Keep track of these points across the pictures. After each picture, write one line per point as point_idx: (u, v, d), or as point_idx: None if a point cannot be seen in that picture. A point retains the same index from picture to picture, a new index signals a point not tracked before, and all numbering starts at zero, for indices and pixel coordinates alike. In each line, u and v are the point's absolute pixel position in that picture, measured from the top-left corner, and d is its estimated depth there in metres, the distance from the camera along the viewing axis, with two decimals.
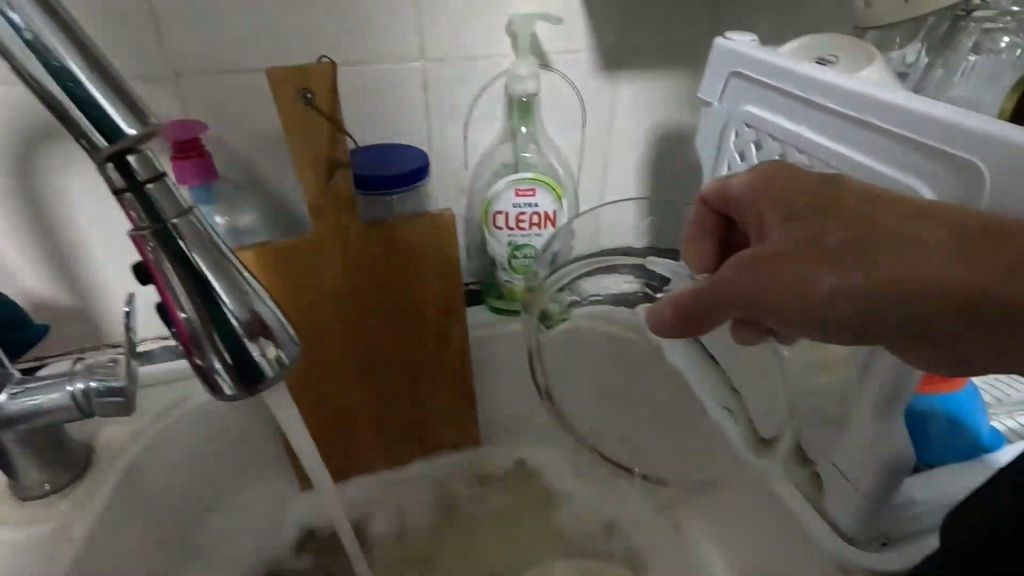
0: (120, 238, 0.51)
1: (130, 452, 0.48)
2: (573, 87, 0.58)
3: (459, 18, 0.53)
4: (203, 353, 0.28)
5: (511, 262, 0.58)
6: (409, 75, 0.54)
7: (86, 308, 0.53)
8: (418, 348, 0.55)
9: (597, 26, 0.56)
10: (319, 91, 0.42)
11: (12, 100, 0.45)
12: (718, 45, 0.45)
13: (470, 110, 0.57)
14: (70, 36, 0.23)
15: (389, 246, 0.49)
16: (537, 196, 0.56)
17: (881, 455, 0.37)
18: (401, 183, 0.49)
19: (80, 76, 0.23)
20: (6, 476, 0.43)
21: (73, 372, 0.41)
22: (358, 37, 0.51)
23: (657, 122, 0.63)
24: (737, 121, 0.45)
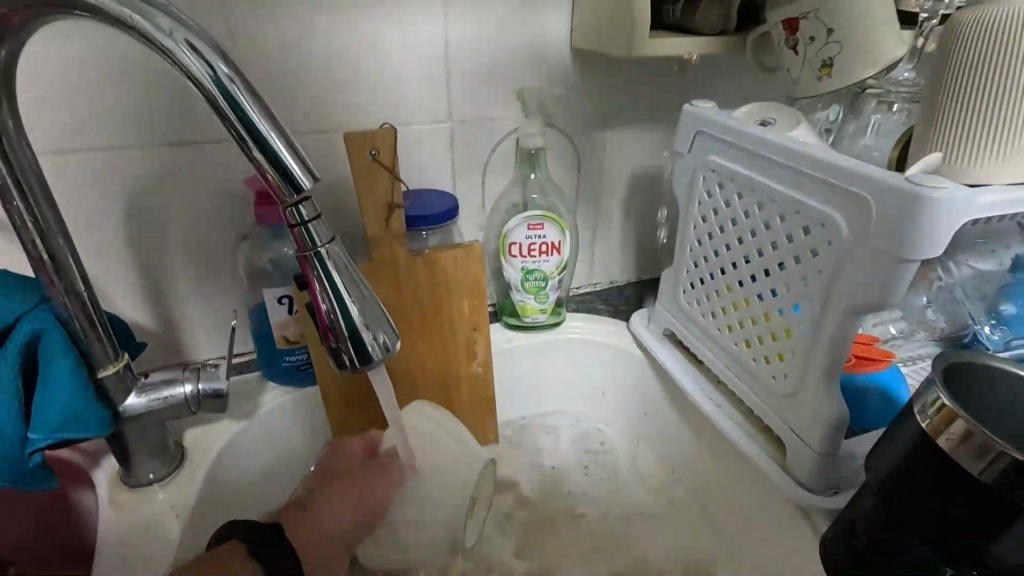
0: (203, 270, 0.61)
1: (215, 449, 0.57)
2: (570, 140, 0.72)
3: (481, 88, 0.65)
4: (337, 341, 0.38)
5: (524, 284, 0.70)
6: (439, 133, 0.66)
7: (168, 330, 0.63)
8: (451, 358, 0.65)
9: (589, 93, 0.70)
10: (383, 150, 0.54)
11: (128, 159, 0.55)
12: (687, 110, 0.59)
13: (488, 160, 0.69)
14: (273, 122, 0.34)
15: (430, 271, 0.60)
16: (546, 230, 0.67)
17: (826, 417, 0.48)
18: (435, 223, 0.60)
19: (280, 147, 0.34)
20: (121, 466, 0.51)
21: (182, 377, 0.50)
22: (401, 104, 0.63)
23: (638, 167, 0.76)
24: (703, 168, 0.58)
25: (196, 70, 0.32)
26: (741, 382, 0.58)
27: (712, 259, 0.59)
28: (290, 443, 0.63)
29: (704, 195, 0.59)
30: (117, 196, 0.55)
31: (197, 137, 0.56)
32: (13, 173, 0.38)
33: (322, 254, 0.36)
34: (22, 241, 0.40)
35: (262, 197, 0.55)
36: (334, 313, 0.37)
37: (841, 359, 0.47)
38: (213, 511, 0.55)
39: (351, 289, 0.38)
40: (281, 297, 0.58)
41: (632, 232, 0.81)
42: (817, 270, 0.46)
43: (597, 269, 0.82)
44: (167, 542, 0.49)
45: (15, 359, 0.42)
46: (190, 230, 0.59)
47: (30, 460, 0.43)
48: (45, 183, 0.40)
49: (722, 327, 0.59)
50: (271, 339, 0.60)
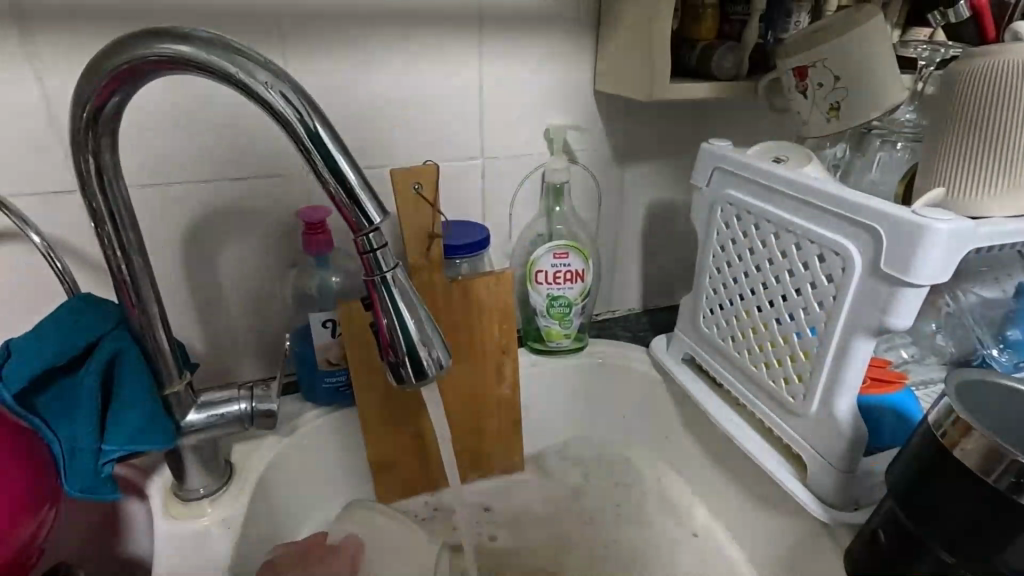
0: (252, 296, 0.65)
1: (261, 465, 0.59)
2: (593, 174, 0.76)
3: (511, 127, 0.70)
4: (397, 356, 0.42)
5: (549, 310, 0.73)
6: (471, 170, 0.71)
7: (217, 352, 0.66)
8: (482, 381, 0.69)
9: (610, 132, 0.75)
10: (426, 185, 0.59)
11: (189, 191, 0.59)
12: (705, 147, 0.63)
13: (515, 194, 0.74)
14: (347, 156, 0.38)
15: (465, 297, 0.64)
16: (570, 258, 0.71)
17: (844, 434, 0.51)
18: (469, 251, 0.64)
19: (352, 178, 0.38)
20: (176, 479, 0.54)
21: (238, 396, 0.53)
22: (438, 143, 0.68)
23: (655, 200, 0.81)
24: (721, 200, 0.62)
25: (288, 116, 0.36)
26: (761, 402, 0.60)
27: (730, 286, 0.62)
28: (328, 460, 0.66)
29: (722, 226, 0.63)
30: (181, 227, 0.60)
31: (254, 174, 0.61)
32: (109, 207, 0.42)
33: (388, 278, 0.41)
34: (110, 266, 0.44)
35: (310, 226, 0.59)
36: (396, 331, 0.42)
37: (857, 379, 0.50)
38: (260, 525, 0.58)
39: (411, 312, 0.42)
40: (325, 321, 0.61)
41: (650, 261, 0.85)
42: (832, 294, 0.50)
43: (616, 297, 0.86)
44: (221, 552, 0.52)
45: (96, 373, 0.45)
46: (243, 258, 0.64)
47: (103, 469, 0.46)
48: (135, 220, 0.44)
49: (741, 350, 0.62)
50: (313, 361, 0.64)
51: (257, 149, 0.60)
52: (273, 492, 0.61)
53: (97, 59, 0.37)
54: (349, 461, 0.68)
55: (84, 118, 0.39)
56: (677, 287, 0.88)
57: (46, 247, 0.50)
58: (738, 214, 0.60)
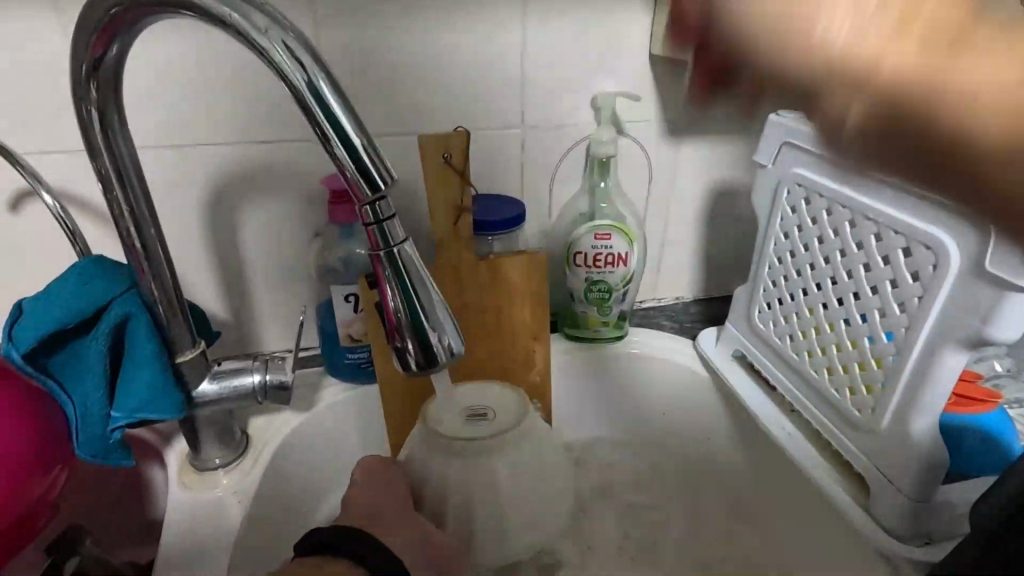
0: (279, 265, 0.63)
1: (277, 439, 0.58)
2: (643, 148, 0.69)
3: (555, 93, 0.64)
4: (403, 339, 0.39)
5: (588, 294, 0.68)
6: (509, 139, 0.65)
7: (242, 320, 0.65)
8: (511, 367, 0.65)
9: (665, 101, 0.67)
10: (456, 153, 0.54)
11: (212, 154, 0.57)
12: (773, 119, 0.55)
13: (557, 168, 0.69)
14: (353, 116, 0.34)
15: (495, 277, 0.60)
16: (613, 240, 0.65)
17: (918, 458, 0.44)
18: (501, 228, 0.60)
19: (357, 141, 0.34)
20: (192, 448, 0.53)
21: (252, 368, 0.51)
22: (474, 109, 0.63)
23: (711, 178, 0.73)
24: (788, 181, 0.54)
25: (289, 69, 0.33)
26: (820, 413, 0.53)
27: (793, 279, 0.55)
28: (349, 437, 0.64)
29: (788, 210, 0.55)
30: (205, 191, 0.58)
31: (279, 137, 0.58)
32: (115, 164, 0.40)
33: (395, 253, 0.37)
34: (119, 228, 0.42)
35: (335, 195, 0.56)
36: (402, 313, 0.38)
37: (941, 396, 0.43)
38: (274, 499, 0.56)
39: (421, 292, 0.38)
40: (348, 294, 0.59)
41: (701, 245, 0.78)
42: (918, 295, 0.42)
43: (661, 283, 0.79)
44: (229, 527, 0.51)
45: (104, 338, 0.44)
46: (267, 225, 0.61)
47: (109, 437, 0.45)
48: (145, 181, 0.42)
49: (800, 351, 0.55)
50: (335, 335, 0.61)
51: (282, 112, 0.57)
52: (289, 466, 0.59)
53: (93, 2, 0.34)
54: (370, 440, 0.66)
55: (83, 69, 0.36)
56: (730, 276, 0.81)
57: (58, 209, 0.48)
58: (808, 197, 0.52)
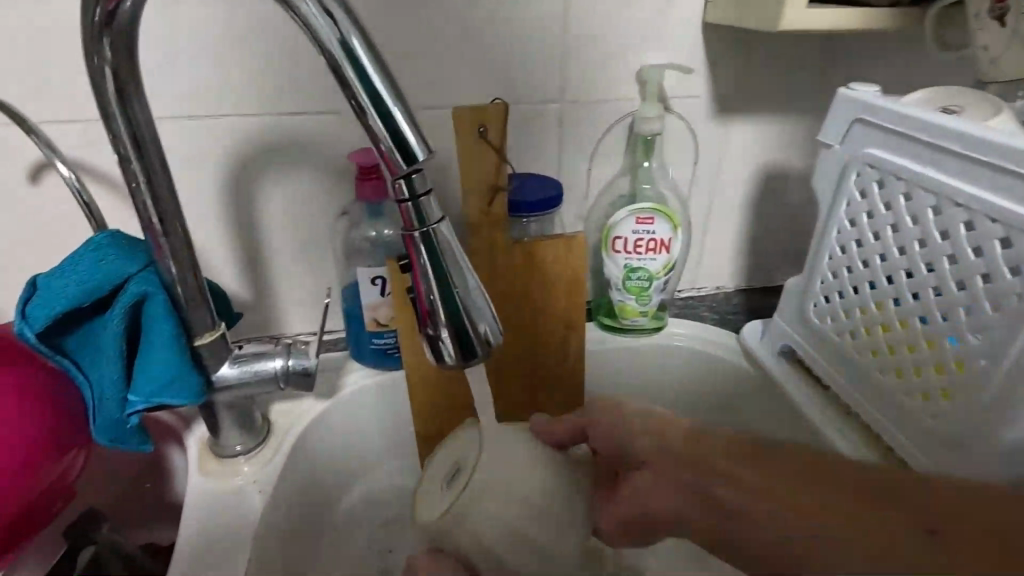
0: (303, 245, 0.61)
1: (299, 427, 0.56)
2: (690, 127, 0.65)
3: (598, 65, 0.60)
4: (437, 327, 0.36)
5: (625, 282, 0.64)
6: (548, 115, 0.61)
7: (264, 301, 0.63)
8: (543, 357, 0.61)
9: (717, 75, 0.62)
10: (492, 127, 0.51)
11: (236, 126, 0.54)
12: (842, 94, 0.49)
13: (597, 147, 0.64)
14: (389, 80, 0.31)
15: (530, 262, 0.56)
16: (656, 224, 0.61)
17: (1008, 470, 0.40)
18: (537, 209, 0.56)
19: (392, 108, 0.31)
20: (212, 434, 0.51)
21: (274, 353, 0.49)
22: (512, 81, 0.59)
23: (762, 161, 0.68)
24: (858, 162, 0.49)
25: (321, 26, 0.30)
26: (883, 417, 0.50)
27: (859, 270, 0.50)
28: (372, 425, 0.62)
29: (856, 195, 0.50)
30: (228, 165, 0.55)
31: (305, 108, 0.55)
32: (131, 131, 0.37)
33: (431, 234, 0.34)
34: (134, 200, 0.40)
35: (363, 171, 0.52)
36: (436, 297, 0.35)
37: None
38: (295, 487, 0.54)
39: (457, 277, 0.35)
40: (374, 277, 0.55)
41: (747, 232, 0.73)
42: (1016, 291, 0.37)
43: (702, 271, 0.75)
44: (250, 517, 0.48)
45: (121, 317, 0.42)
46: (292, 202, 0.59)
47: (127, 421, 0.43)
48: (163, 152, 0.39)
49: (864, 350, 0.51)
50: (361, 319, 0.58)
51: (310, 82, 0.54)
52: (311, 454, 0.57)
53: None
54: (395, 429, 0.63)
55: (96, 20, 0.33)
56: (776, 265, 0.76)
57: (73, 180, 0.45)
58: (882, 180, 0.47)
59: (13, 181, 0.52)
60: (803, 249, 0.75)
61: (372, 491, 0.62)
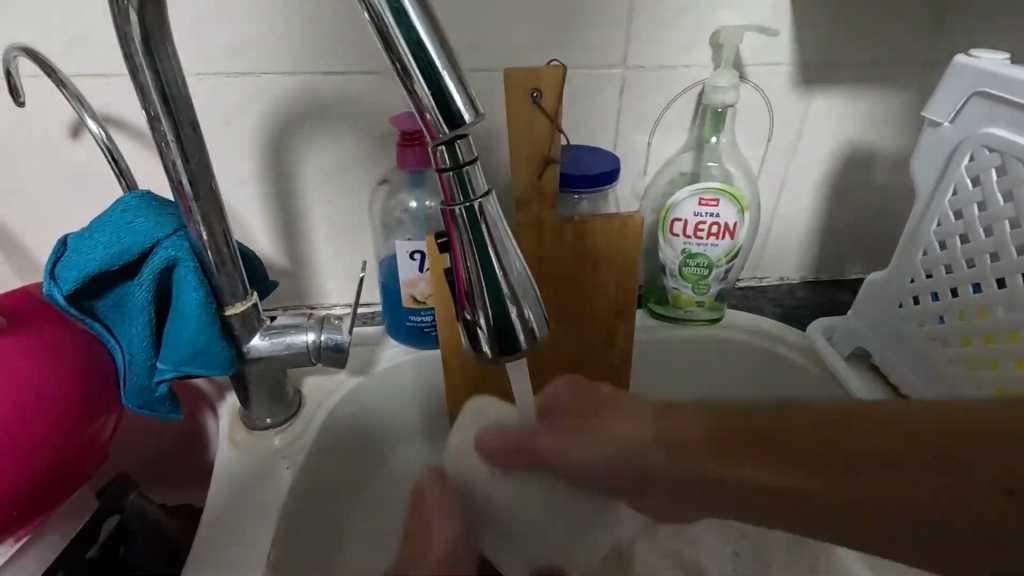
0: (342, 214, 0.58)
1: (330, 402, 0.54)
2: (766, 99, 0.58)
3: (667, 26, 0.54)
4: (475, 311, 0.33)
5: (681, 269, 0.58)
6: (607, 82, 0.56)
7: (300, 270, 0.61)
8: (588, 344, 0.57)
9: (803, 40, 0.55)
10: (547, 92, 0.46)
11: (275, 84, 0.51)
12: (960, 61, 0.42)
13: (659, 119, 0.58)
14: (435, 29, 0.27)
15: (580, 242, 0.52)
16: (720, 206, 0.55)
17: None
18: (590, 185, 0.51)
19: (437, 63, 0.27)
20: (242, 405, 0.50)
21: (307, 326, 0.46)
22: (570, 42, 0.53)
23: (845, 139, 0.61)
24: (973, 144, 0.42)
25: None
26: None
27: (961, 270, 0.44)
28: (405, 404, 0.60)
29: (964, 182, 0.43)
30: (266, 127, 0.53)
31: (347, 67, 0.51)
32: (158, 82, 0.34)
33: (476, 210, 0.30)
34: (163, 159, 0.37)
35: (405, 137, 0.49)
36: (478, 279, 0.32)
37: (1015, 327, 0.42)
38: (324, 464, 0.53)
39: (501, 258, 0.32)
40: (413, 252, 0.52)
41: (821, 219, 0.66)
42: None
43: (767, 259, 0.68)
44: (278, 492, 0.47)
45: (149, 281, 0.40)
46: (331, 169, 0.56)
47: (156, 389, 0.42)
48: (193, 113, 0.37)
49: (960, 361, 0.45)
50: (397, 295, 0.55)
51: (353, 38, 0.50)
52: (341, 430, 0.55)
53: None
54: (428, 409, 0.61)
55: None
56: (850, 257, 0.69)
57: (103, 137, 0.44)
58: (1003, 166, 0.40)
59: (52, 137, 0.51)
60: (883, 240, 0.68)
61: (403, 472, 0.60)
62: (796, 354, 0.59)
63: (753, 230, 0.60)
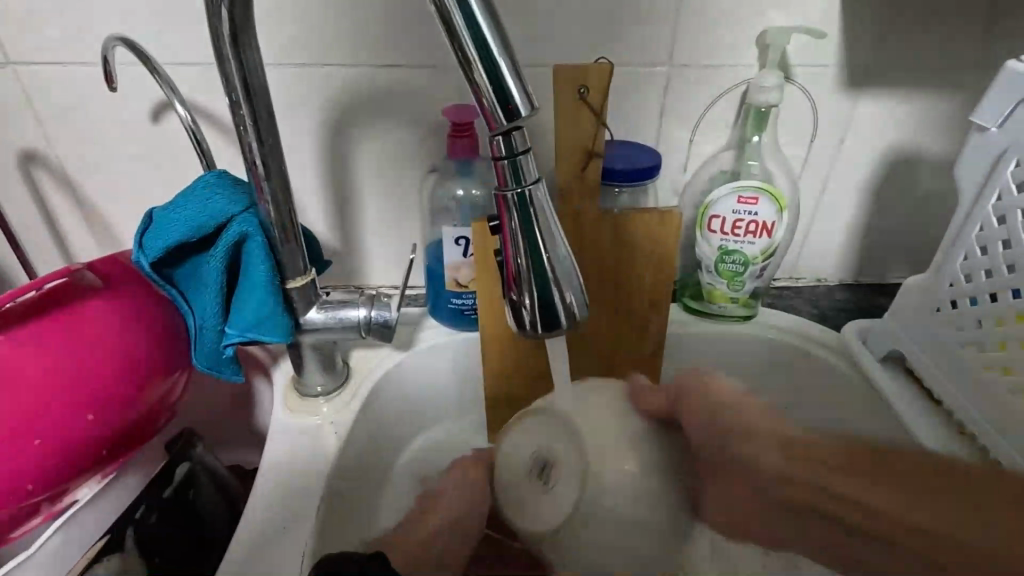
0: (391, 200, 0.61)
1: (373, 376, 0.57)
2: (811, 99, 0.58)
3: (714, 27, 0.55)
4: (521, 294, 0.35)
5: (718, 265, 0.59)
6: (652, 79, 0.57)
7: (351, 250, 0.64)
8: (621, 334, 0.59)
9: (853, 42, 0.55)
10: (594, 88, 0.48)
11: (336, 76, 0.55)
12: (1010, 66, 0.42)
13: (702, 116, 0.59)
14: (496, 26, 0.29)
15: (618, 234, 0.54)
16: (759, 205, 0.56)
17: None
18: (630, 179, 0.53)
19: (498, 59, 0.29)
20: (296, 374, 0.54)
21: (358, 302, 0.50)
22: (617, 41, 0.55)
23: (891, 142, 0.61)
24: (1021, 151, 0.42)
25: None
26: (1005, 441, 0.44)
27: (1001, 275, 0.44)
28: (444, 382, 0.63)
29: (1011, 189, 0.43)
30: (327, 115, 0.56)
31: (404, 61, 0.54)
32: (241, 74, 0.38)
33: (526, 197, 0.33)
34: (241, 142, 0.41)
35: (457, 128, 0.51)
36: (525, 263, 0.35)
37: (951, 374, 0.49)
38: (366, 434, 0.56)
39: (547, 245, 0.34)
40: (458, 237, 0.55)
41: (861, 222, 0.66)
42: None
43: (805, 260, 0.69)
44: (327, 455, 0.51)
45: (223, 253, 0.44)
46: (386, 157, 0.59)
47: (222, 352, 0.46)
48: (269, 100, 0.40)
49: (994, 369, 0.45)
50: (441, 278, 0.58)
51: (413, 34, 0.53)
52: (383, 401, 0.58)
53: None
54: (465, 388, 0.64)
55: None
56: (891, 261, 0.69)
57: (189, 120, 0.48)
58: None
59: (137, 120, 0.56)
60: (926, 245, 0.67)
61: (438, 448, 0.63)
62: (832, 356, 0.60)
63: (792, 228, 0.60)
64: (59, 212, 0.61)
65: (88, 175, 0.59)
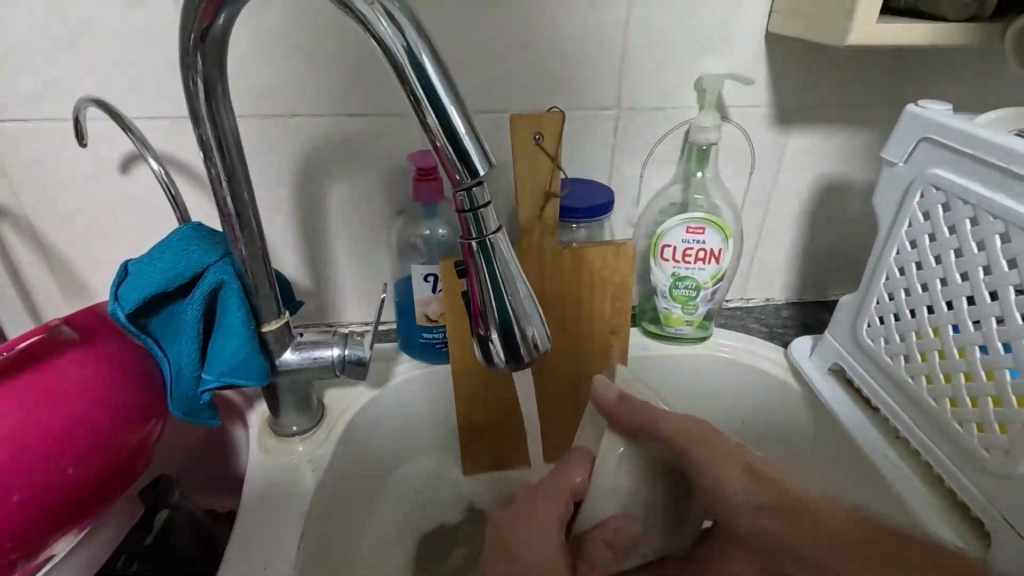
0: (361, 240, 0.64)
1: (348, 412, 0.59)
2: (747, 137, 0.64)
3: (656, 73, 0.60)
4: (487, 331, 0.39)
5: (672, 291, 0.63)
6: (602, 121, 0.62)
7: (322, 289, 0.66)
8: (586, 359, 0.62)
9: (780, 85, 0.61)
10: (548, 134, 0.52)
11: (305, 125, 0.57)
12: (911, 111, 0.48)
13: (650, 153, 0.64)
14: (453, 93, 0.33)
15: (577, 265, 0.57)
16: (706, 234, 0.60)
17: None
18: (586, 215, 0.56)
19: (456, 122, 0.33)
20: (272, 414, 0.55)
21: (330, 341, 0.52)
22: (570, 88, 0.60)
23: (821, 173, 0.67)
24: (923, 182, 0.48)
25: (391, 42, 0.31)
26: (930, 440, 0.49)
27: (916, 293, 0.49)
28: (418, 414, 0.65)
29: (918, 216, 0.49)
30: (297, 162, 0.59)
31: (370, 111, 0.57)
32: (216, 133, 0.40)
33: (488, 244, 0.36)
34: (216, 196, 0.43)
35: (422, 172, 0.54)
36: (489, 302, 0.37)
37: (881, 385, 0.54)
38: (344, 468, 0.57)
39: (509, 286, 0.37)
40: (427, 275, 0.57)
41: (800, 245, 0.71)
42: None
43: (753, 282, 0.74)
44: (306, 491, 0.52)
45: (199, 302, 0.45)
46: (355, 200, 0.62)
47: (200, 397, 0.47)
48: (243, 156, 0.42)
49: (915, 378, 0.50)
50: (412, 314, 0.61)
51: (379, 85, 0.56)
52: (359, 436, 0.60)
53: None
54: (439, 418, 0.66)
55: (193, 37, 0.36)
56: (830, 281, 0.74)
57: (162, 173, 0.49)
58: (947, 203, 0.46)
59: (106, 171, 0.57)
60: (860, 266, 0.73)
61: (414, 477, 0.65)
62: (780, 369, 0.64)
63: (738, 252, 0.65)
64: (24, 264, 0.61)
65: (53, 225, 0.59)
